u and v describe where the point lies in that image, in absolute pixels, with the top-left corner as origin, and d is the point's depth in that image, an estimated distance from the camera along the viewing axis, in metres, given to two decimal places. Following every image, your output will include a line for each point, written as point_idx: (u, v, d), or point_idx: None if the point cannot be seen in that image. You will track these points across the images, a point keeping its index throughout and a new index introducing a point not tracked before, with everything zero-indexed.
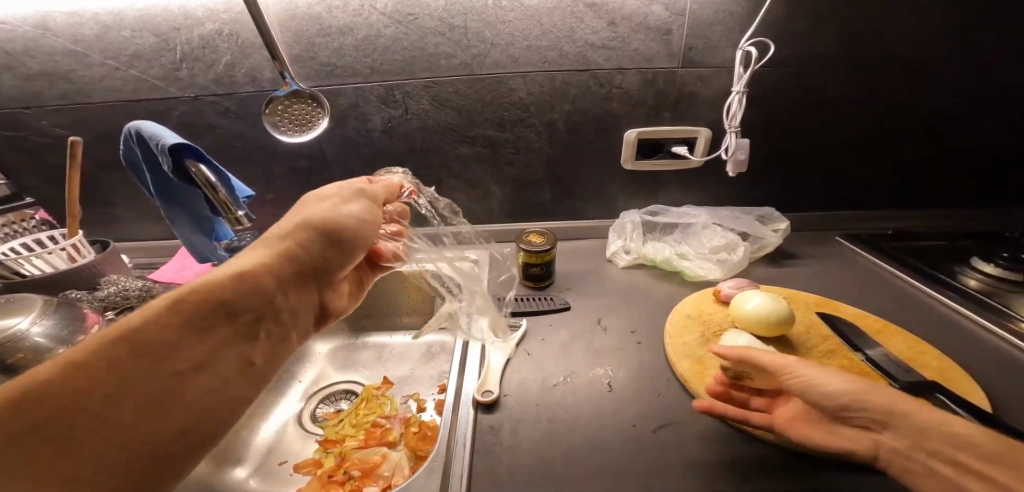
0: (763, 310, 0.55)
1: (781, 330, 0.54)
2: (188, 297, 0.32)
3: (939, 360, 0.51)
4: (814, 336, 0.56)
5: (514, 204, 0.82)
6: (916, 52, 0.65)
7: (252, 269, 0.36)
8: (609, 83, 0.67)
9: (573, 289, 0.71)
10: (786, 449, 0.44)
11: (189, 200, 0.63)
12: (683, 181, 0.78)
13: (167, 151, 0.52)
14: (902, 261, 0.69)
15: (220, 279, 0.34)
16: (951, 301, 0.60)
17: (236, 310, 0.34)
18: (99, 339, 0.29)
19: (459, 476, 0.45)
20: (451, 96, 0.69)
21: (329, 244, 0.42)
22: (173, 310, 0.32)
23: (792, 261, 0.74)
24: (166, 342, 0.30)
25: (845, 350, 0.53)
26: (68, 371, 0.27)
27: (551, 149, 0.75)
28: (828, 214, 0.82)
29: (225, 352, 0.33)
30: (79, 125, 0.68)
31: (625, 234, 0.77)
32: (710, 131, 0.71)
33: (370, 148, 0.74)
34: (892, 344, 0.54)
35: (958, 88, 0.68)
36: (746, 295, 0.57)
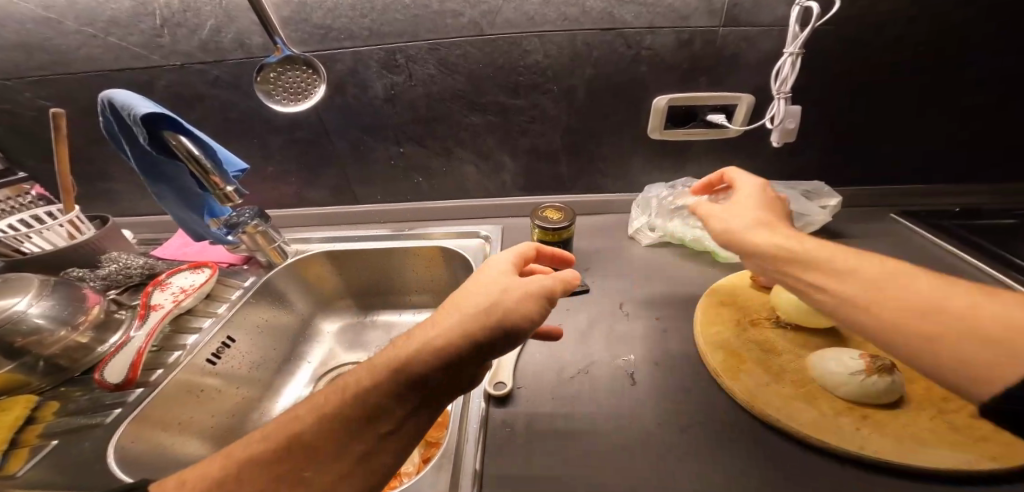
0: (816, 298, 0.48)
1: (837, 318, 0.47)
2: (396, 368, 0.34)
3: None
4: None
5: (527, 178, 0.77)
6: (954, 36, 0.57)
7: (444, 342, 0.35)
8: (638, 44, 0.59)
9: (591, 270, 0.65)
10: (832, 454, 0.39)
11: (174, 175, 0.59)
12: (715, 153, 0.70)
13: (142, 123, 0.48)
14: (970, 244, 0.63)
15: (421, 350, 0.35)
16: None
17: (427, 382, 0.34)
18: (333, 401, 0.34)
19: (466, 475, 0.42)
20: (459, 59, 0.62)
21: (507, 331, 0.36)
22: (384, 379, 0.34)
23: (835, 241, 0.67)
24: (372, 407, 0.33)
25: None
26: (315, 421, 0.33)
27: (570, 118, 0.68)
28: (876, 191, 0.74)
29: (412, 417, 0.34)
30: (65, 96, 0.64)
31: (650, 211, 0.71)
32: (753, 97, 0.62)
33: (373, 117, 0.69)
34: None
35: (1000, 72, 0.59)
36: None
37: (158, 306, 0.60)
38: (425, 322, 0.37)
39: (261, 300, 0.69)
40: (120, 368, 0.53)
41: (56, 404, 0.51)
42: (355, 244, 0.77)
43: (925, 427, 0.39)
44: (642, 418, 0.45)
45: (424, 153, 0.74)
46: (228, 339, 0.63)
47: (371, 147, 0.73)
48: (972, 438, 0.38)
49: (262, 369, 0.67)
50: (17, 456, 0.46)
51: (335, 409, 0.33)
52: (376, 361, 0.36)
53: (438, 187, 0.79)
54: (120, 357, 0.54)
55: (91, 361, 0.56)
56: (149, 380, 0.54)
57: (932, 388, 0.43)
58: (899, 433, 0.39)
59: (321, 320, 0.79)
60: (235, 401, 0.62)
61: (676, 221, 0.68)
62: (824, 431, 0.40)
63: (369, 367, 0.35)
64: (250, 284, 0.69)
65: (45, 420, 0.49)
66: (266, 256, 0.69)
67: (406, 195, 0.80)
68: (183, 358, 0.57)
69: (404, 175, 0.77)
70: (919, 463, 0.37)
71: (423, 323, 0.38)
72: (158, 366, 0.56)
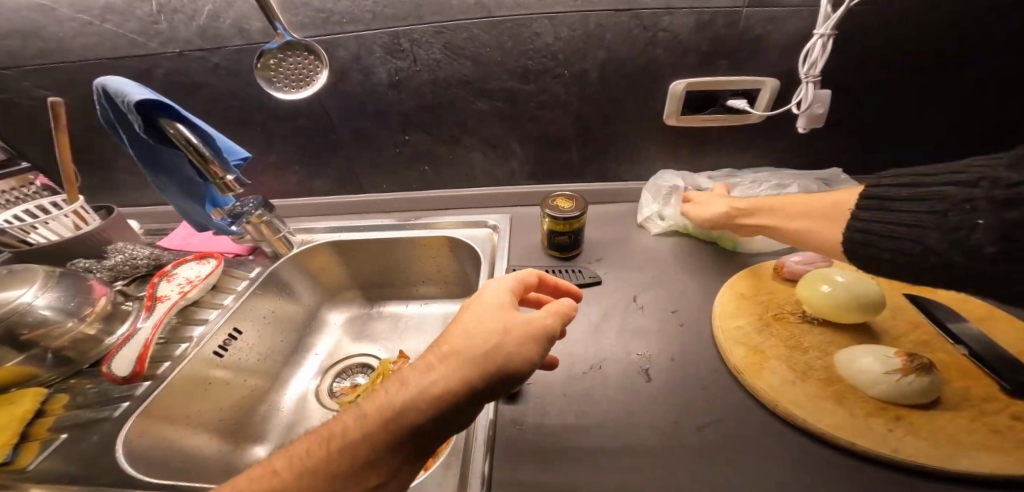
0: (844, 293, 0.46)
1: (865, 314, 0.45)
2: (388, 419, 0.32)
3: None
4: (900, 322, 0.48)
5: (537, 166, 0.74)
6: (960, 34, 0.54)
7: (441, 390, 0.33)
8: (656, 25, 0.56)
9: (602, 261, 0.63)
10: (862, 456, 0.38)
11: (172, 163, 0.57)
12: (734, 139, 0.67)
13: (137, 109, 0.47)
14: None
15: (415, 398, 0.32)
16: None
17: (421, 433, 0.32)
18: (316, 457, 0.31)
19: (479, 474, 0.41)
20: (466, 43, 0.60)
21: (508, 375, 0.35)
22: (374, 431, 0.32)
23: None
24: (361, 462, 0.31)
25: (941, 341, 0.45)
26: (296, 480, 0.30)
27: (582, 104, 0.65)
28: None
29: (403, 469, 0.32)
30: (64, 85, 0.62)
31: (661, 198, 0.68)
32: (776, 81, 0.58)
33: (378, 104, 0.66)
34: (999, 335, 0.45)
35: (1001, 71, 0.56)
36: (819, 274, 0.48)
37: (164, 298, 0.59)
38: (417, 366, 0.35)
39: (267, 291, 0.68)
40: (127, 362, 0.53)
41: (65, 396, 0.51)
42: (361, 234, 0.75)
43: (961, 429, 0.37)
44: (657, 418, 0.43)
45: (430, 140, 0.71)
46: (236, 331, 0.62)
47: (375, 135, 0.70)
48: (1013, 441, 0.36)
49: (271, 360, 0.67)
50: (27, 450, 0.46)
51: (319, 465, 0.31)
52: (364, 409, 0.33)
53: (445, 175, 0.77)
54: (127, 349, 0.54)
55: (99, 354, 0.56)
56: (157, 373, 0.54)
57: (966, 388, 0.40)
58: (934, 435, 0.37)
59: (327, 311, 0.78)
60: (244, 393, 0.62)
61: (687, 210, 0.65)
62: (851, 433, 0.38)
63: (357, 417, 0.33)
64: (256, 275, 0.68)
65: (54, 413, 0.49)
66: (272, 246, 0.69)
67: (412, 183, 0.78)
68: (190, 351, 0.57)
69: (410, 163, 0.75)
70: (955, 467, 0.35)
71: (415, 366, 0.35)
72: (164, 359, 0.55)
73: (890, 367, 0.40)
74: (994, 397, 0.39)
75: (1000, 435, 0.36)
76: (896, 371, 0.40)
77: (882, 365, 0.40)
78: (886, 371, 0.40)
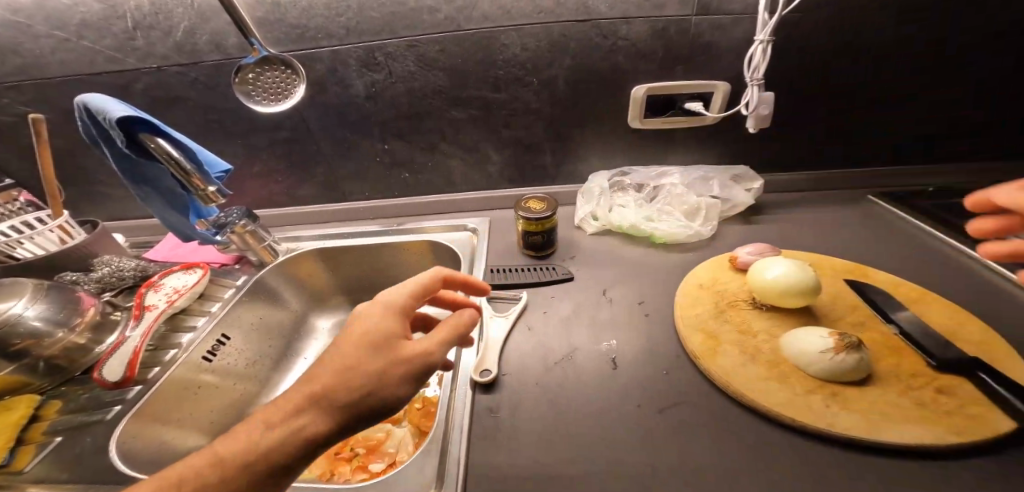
0: (788, 280, 0.49)
1: (808, 299, 0.49)
2: (252, 458, 0.33)
3: (981, 334, 0.46)
4: (842, 306, 0.51)
5: (515, 170, 0.77)
6: (960, 33, 0.57)
7: (309, 430, 0.34)
8: (614, 34, 0.59)
9: (575, 258, 0.67)
10: (804, 432, 0.41)
11: (155, 174, 0.59)
12: (696, 141, 0.69)
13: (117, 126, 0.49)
14: (946, 222, 0.62)
15: (282, 440, 0.34)
16: (994, 264, 0.54)
17: (285, 470, 0.33)
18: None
19: (456, 461, 0.43)
20: (438, 56, 0.63)
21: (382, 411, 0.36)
22: (236, 470, 0.32)
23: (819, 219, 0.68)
24: None
25: (877, 323, 0.49)
26: None
27: (552, 109, 0.68)
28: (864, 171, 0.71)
29: None
30: (44, 101, 0.64)
31: (594, 199, 0.72)
32: (728, 85, 0.62)
33: (355, 115, 0.69)
34: (928, 314, 0.49)
35: (999, 71, 0.59)
36: (767, 262, 0.52)
37: (152, 307, 0.61)
38: (288, 400, 0.35)
39: (254, 299, 0.70)
40: (118, 367, 0.54)
41: (59, 402, 0.54)
42: (343, 241, 0.78)
43: (891, 402, 0.41)
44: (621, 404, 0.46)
45: (409, 148, 0.74)
46: (223, 337, 0.65)
47: (355, 143, 0.73)
48: (935, 411, 0.39)
49: (258, 365, 0.69)
50: (23, 453, 0.48)
51: None
52: (228, 444, 0.34)
53: (426, 181, 0.80)
54: (117, 356, 0.56)
55: (89, 361, 0.58)
56: (147, 378, 0.56)
57: (897, 365, 0.44)
58: (866, 409, 0.41)
59: (316, 318, 0.80)
60: (232, 398, 0.64)
61: (617, 210, 0.69)
62: (795, 409, 0.41)
63: (220, 457, 0.33)
64: (242, 283, 0.70)
65: (48, 418, 0.52)
66: (257, 255, 0.71)
67: (395, 190, 0.81)
68: (178, 356, 0.59)
69: (392, 170, 0.78)
70: (887, 438, 0.38)
71: (287, 399, 0.36)
72: (154, 365, 0.57)
73: (829, 348, 0.44)
74: (921, 373, 0.43)
75: (922, 406, 0.40)
76: (834, 351, 0.43)
77: (822, 346, 0.44)
78: (823, 351, 0.44)
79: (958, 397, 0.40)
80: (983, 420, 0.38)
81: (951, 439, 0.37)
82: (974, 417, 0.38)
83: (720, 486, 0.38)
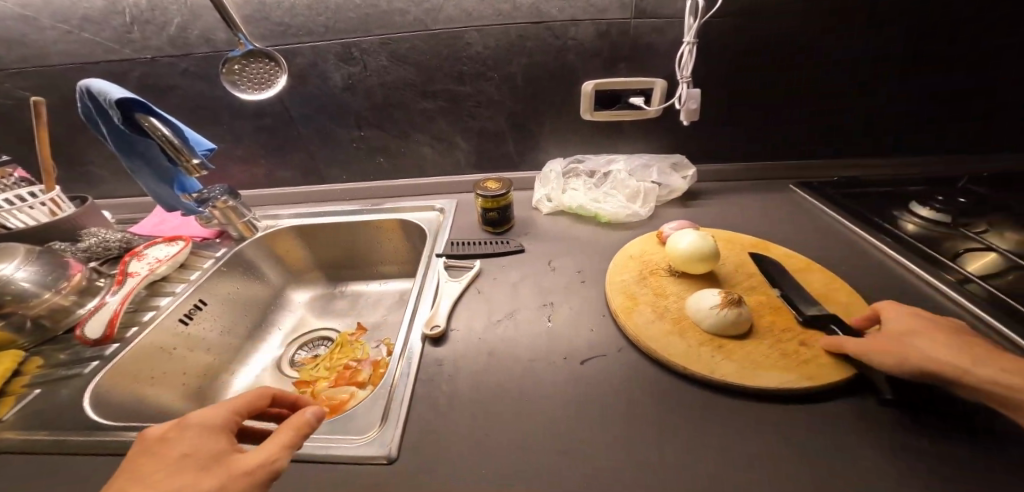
0: (692, 249, 0.55)
1: (709, 264, 0.55)
2: None
3: (848, 296, 0.52)
4: (741, 274, 0.58)
5: (480, 157, 0.84)
6: (932, 28, 0.64)
7: None
8: (564, 35, 0.67)
9: (528, 234, 0.73)
10: (696, 380, 0.47)
11: (146, 150, 0.64)
12: (642, 132, 0.77)
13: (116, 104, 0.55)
14: (842, 205, 0.69)
15: None
16: (881, 246, 0.60)
17: None
18: None
19: (400, 401, 0.48)
20: (409, 52, 0.70)
21: None
22: None
23: (750, 202, 0.75)
24: None
25: (765, 287, 0.55)
26: None
27: (512, 102, 0.75)
28: (793, 163, 0.79)
29: None
30: (43, 87, 0.70)
31: (549, 183, 0.79)
32: (665, 82, 0.69)
33: (333, 104, 0.75)
34: (809, 281, 0.55)
35: (960, 63, 0.67)
36: (679, 234, 0.57)
37: (135, 274, 0.67)
38: None
39: (231, 270, 0.76)
40: (99, 325, 0.59)
41: (40, 359, 0.57)
42: (319, 221, 0.83)
43: (763, 353, 0.47)
44: (549, 355, 0.52)
45: (383, 136, 0.81)
46: (201, 302, 0.70)
47: (334, 131, 0.79)
48: (795, 361, 0.45)
49: (230, 334, 0.74)
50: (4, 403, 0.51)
51: None
52: None
53: (399, 166, 0.86)
54: (97, 318, 0.60)
55: (72, 322, 0.62)
56: (125, 337, 0.60)
57: (773, 322, 0.51)
58: (741, 358, 0.47)
59: (292, 291, 0.88)
60: (205, 362, 0.69)
61: (568, 192, 0.75)
62: (685, 358, 0.47)
63: None
64: (221, 255, 0.76)
65: (30, 372, 0.55)
66: (238, 230, 0.77)
67: (370, 175, 0.87)
68: (156, 317, 0.63)
69: (367, 156, 0.84)
70: (764, 385, 0.43)
71: None
72: (133, 324, 0.62)
73: (717, 304, 0.50)
74: (792, 328, 0.49)
75: (785, 356, 0.46)
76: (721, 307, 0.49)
77: (710, 303, 0.50)
78: (714, 308, 0.50)
79: (816, 348, 0.47)
80: (829, 370, 0.44)
81: (803, 383, 0.43)
82: (825, 363, 0.45)
83: (628, 418, 0.44)
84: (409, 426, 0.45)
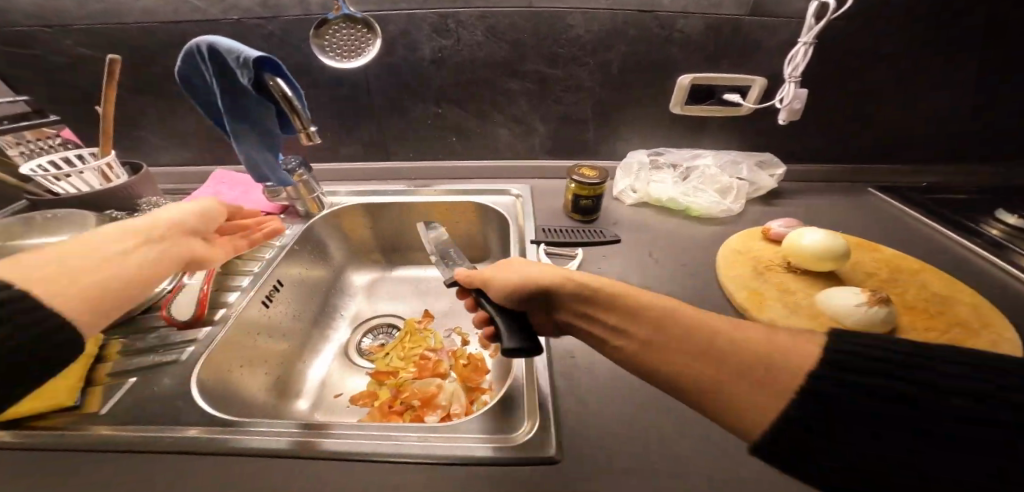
0: (820, 246, 0.55)
1: (835, 262, 0.55)
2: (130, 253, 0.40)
3: (972, 297, 0.53)
4: (860, 272, 0.57)
5: (556, 141, 0.82)
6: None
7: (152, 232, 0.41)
8: (671, 26, 0.64)
9: (618, 224, 0.72)
10: None
11: (259, 108, 0.54)
12: (729, 130, 0.76)
13: (246, 64, 0.48)
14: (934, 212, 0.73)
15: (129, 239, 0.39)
16: (976, 248, 0.65)
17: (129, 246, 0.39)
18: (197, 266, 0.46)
19: (543, 393, 0.45)
20: (507, 28, 0.66)
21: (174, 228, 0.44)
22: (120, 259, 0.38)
23: (821, 198, 0.78)
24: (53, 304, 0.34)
25: (888, 285, 0.55)
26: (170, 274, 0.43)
27: (602, 89, 0.73)
28: (869, 167, 0.80)
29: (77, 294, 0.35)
30: (110, 45, 0.65)
31: (632, 174, 0.77)
32: (765, 80, 0.68)
33: (416, 76, 0.71)
34: (929, 282, 0.55)
35: None
36: (801, 231, 0.57)
37: None
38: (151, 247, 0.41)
39: (301, 251, 0.73)
40: (186, 307, 0.54)
41: (119, 344, 0.51)
42: (389, 201, 0.80)
43: None
44: None
45: (461, 114, 0.77)
46: (278, 283, 0.66)
47: (410, 105, 0.75)
48: None
49: (300, 320, 0.71)
50: (93, 395, 0.45)
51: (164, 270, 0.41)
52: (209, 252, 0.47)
53: (470, 145, 0.82)
54: (182, 298, 0.55)
55: (148, 302, 0.56)
56: (215, 318, 0.56)
57: (913, 321, 0.50)
58: None
59: (353, 273, 0.85)
60: (281, 350, 0.65)
61: (655, 184, 0.74)
62: None
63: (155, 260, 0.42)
64: (292, 232, 0.72)
65: (111, 360, 0.49)
66: (306, 206, 0.74)
67: (438, 151, 0.83)
68: (241, 300, 0.59)
69: (438, 134, 0.80)
70: None
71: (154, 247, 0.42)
72: (219, 307, 0.57)
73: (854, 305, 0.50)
74: (935, 327, 0.49)
75: None
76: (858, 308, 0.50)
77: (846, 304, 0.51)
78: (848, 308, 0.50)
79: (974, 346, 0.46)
80: None
81: None
82: None
83: None
84: (562, 420, 0.43)
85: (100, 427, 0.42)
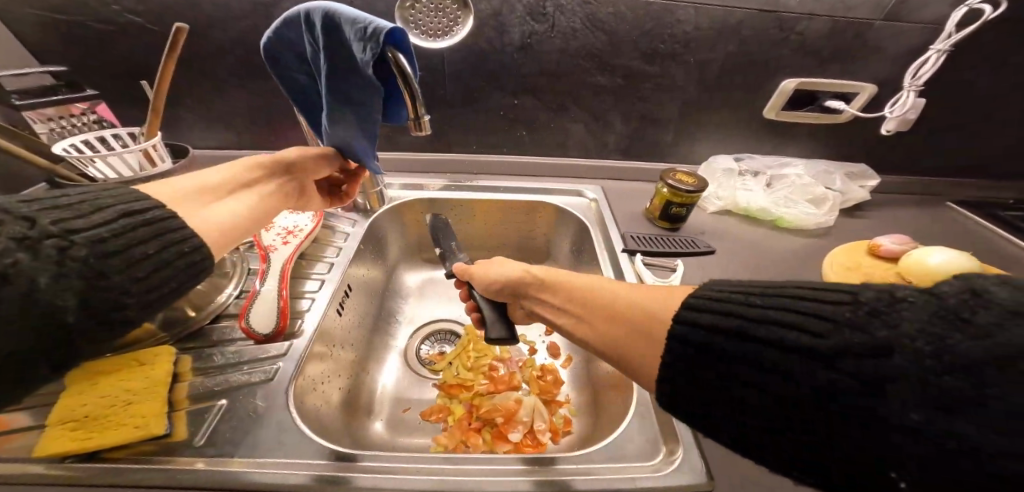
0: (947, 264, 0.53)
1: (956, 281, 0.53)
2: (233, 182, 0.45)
3: None
4: None
5: (631, 142, 0.76)
6: None
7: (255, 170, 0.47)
8: (791, 28, 0.60)
9: (704, 233, 0.68)
10: None
11: (362, 97, 0.42)
12: (818, 136, 0.73)
13: (367, 33, 0.37)
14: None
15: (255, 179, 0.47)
16: None
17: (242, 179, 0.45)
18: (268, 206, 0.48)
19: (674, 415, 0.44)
20: (609, 17, 0.61)
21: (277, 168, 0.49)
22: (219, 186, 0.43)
23: (900, 209, 0.76)
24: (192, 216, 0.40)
25: None
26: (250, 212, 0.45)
27: (694, 89, 0.68)
28: (949, 180, 0.79)
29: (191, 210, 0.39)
30: (160, 11, 0.58)
31: (714, 179, 0.74)
32: (874, 87, 0.65)
33: (500, 62, 0.65)
34: None
35: None
36: (926, 250, 0.55)
37: (273, 247, 0.57)
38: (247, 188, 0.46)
39: (366, 252, 0.67)
40: (266, 317, 0.48)
41: (191, 359, 0.45)
42: (455, 198, 0.74)
43: None
44: None
45: (538, 107, 0.71)
46: (348, 288, 0.61)
47: (485, 94, 0.69)
48: None
49: (362, 327, 0.65)
50: (178, 419, 0.39)
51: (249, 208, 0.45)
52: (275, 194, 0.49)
53: (540, 142, 0.76)
54: (260, 305, 0.50)
55: (214, 310, 0.50)
56: (296, 330, 0.50)
57: None
58: None
59: (404, 272, 0.79)
60: (348, 360, 0.59)
61: (742, 192, 0.71)
62: None
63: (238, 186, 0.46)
64: (353, 229, 0.67)
65: (188, 379, 0.43)
66: (366, 200, 0.69)
67: (502, 145, 0.77)
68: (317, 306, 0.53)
69: (508, 127, 0.74)
70: None
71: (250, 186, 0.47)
72: (298, 316, 0.52)
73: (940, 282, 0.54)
74: None
75: None
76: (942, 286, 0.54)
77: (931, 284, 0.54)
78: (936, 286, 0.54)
79: None
80: None
81: None
82: None
83: None
84: (701, 445, 0.41)
85: (194, 459, 0.37)
